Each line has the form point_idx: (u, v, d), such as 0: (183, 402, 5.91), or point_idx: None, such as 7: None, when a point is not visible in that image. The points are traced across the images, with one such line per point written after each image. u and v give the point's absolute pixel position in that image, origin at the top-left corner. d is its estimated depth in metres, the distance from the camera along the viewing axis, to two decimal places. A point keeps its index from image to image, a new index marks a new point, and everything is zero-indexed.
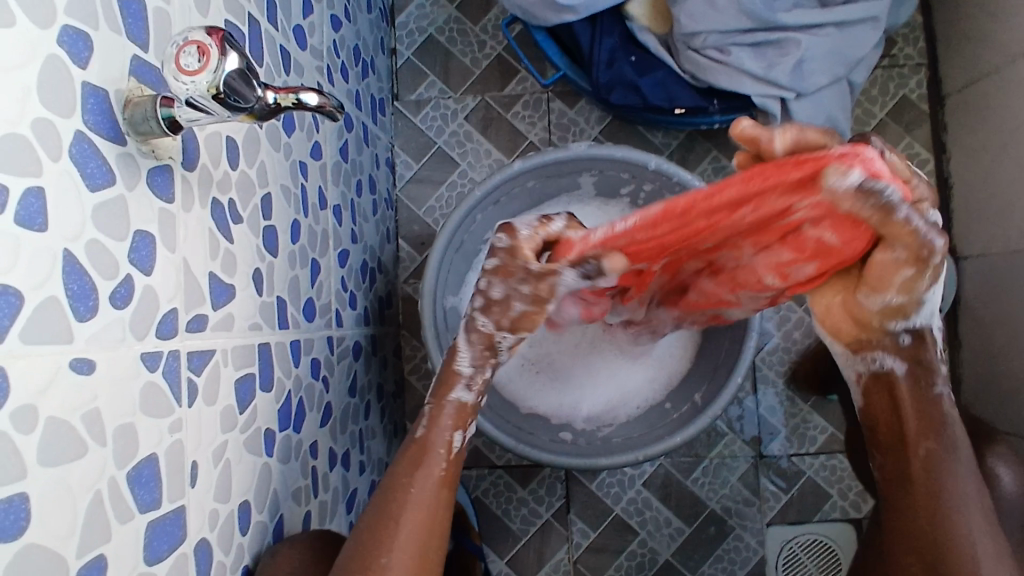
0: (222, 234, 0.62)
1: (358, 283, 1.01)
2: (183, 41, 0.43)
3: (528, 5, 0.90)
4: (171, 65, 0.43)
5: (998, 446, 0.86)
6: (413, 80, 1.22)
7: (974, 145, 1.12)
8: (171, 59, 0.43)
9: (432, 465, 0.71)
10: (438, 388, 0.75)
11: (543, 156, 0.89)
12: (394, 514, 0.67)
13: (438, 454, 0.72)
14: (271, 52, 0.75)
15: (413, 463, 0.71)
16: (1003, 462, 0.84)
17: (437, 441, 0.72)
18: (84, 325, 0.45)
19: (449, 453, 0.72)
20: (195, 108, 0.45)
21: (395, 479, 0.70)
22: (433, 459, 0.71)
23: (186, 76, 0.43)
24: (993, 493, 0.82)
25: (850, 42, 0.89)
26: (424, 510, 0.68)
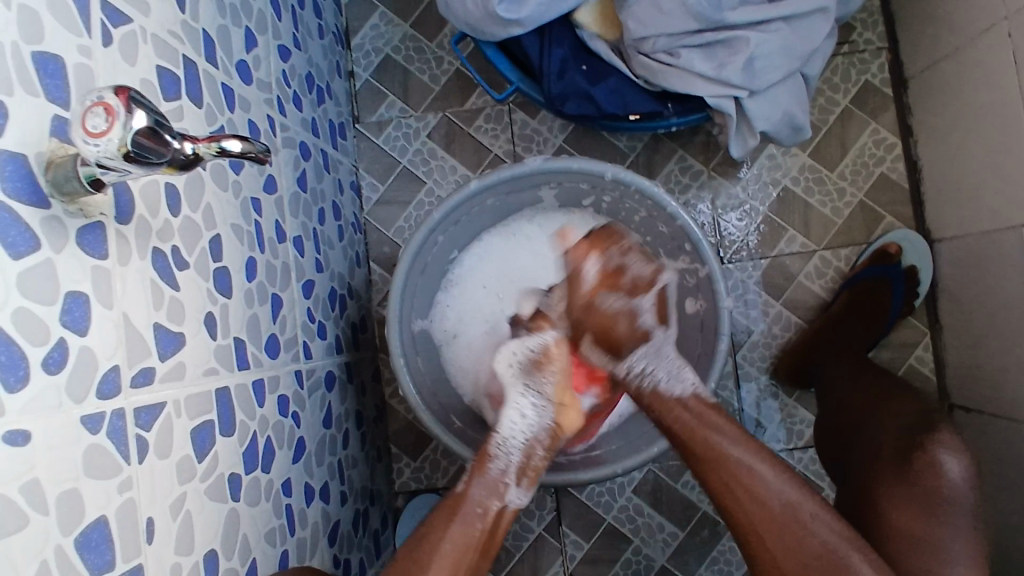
0: (167, 283, 0.61)
1: (327, 312, 1.00)
2: (91, 102, 0.43)
3: (474, 22, 0.90)
4: (78, 128, 0.42)
5: (945, 434, 0.84)
6: (373, 101, 1.21)
7: (938, 126, 1.12)
8: (78, 121, 0.43)
9: (467, 521, 0.78)
10: (477, 461, 0.82)
11: (499, 174, 0.88)
12: (424, 562, 0.74)
13: (474, 511, 0.78)
14: (211, 91, 0.74)
15: (449, 516, 0.78)
16: (948, 450, 0.82)
17: (473, 500, 0.79)
18: (15, 396, 0.44)
19: (487, 514, 0.79)
20: (110, 168, 0.44)
21: (431, 530, 0.77)
22: (470, 513, 0.78)
23: (95, 138, 0.42)
24: (940, 486, 0.81)
25: (800, 36, 0.88)
26: (458, 551, 0.76)
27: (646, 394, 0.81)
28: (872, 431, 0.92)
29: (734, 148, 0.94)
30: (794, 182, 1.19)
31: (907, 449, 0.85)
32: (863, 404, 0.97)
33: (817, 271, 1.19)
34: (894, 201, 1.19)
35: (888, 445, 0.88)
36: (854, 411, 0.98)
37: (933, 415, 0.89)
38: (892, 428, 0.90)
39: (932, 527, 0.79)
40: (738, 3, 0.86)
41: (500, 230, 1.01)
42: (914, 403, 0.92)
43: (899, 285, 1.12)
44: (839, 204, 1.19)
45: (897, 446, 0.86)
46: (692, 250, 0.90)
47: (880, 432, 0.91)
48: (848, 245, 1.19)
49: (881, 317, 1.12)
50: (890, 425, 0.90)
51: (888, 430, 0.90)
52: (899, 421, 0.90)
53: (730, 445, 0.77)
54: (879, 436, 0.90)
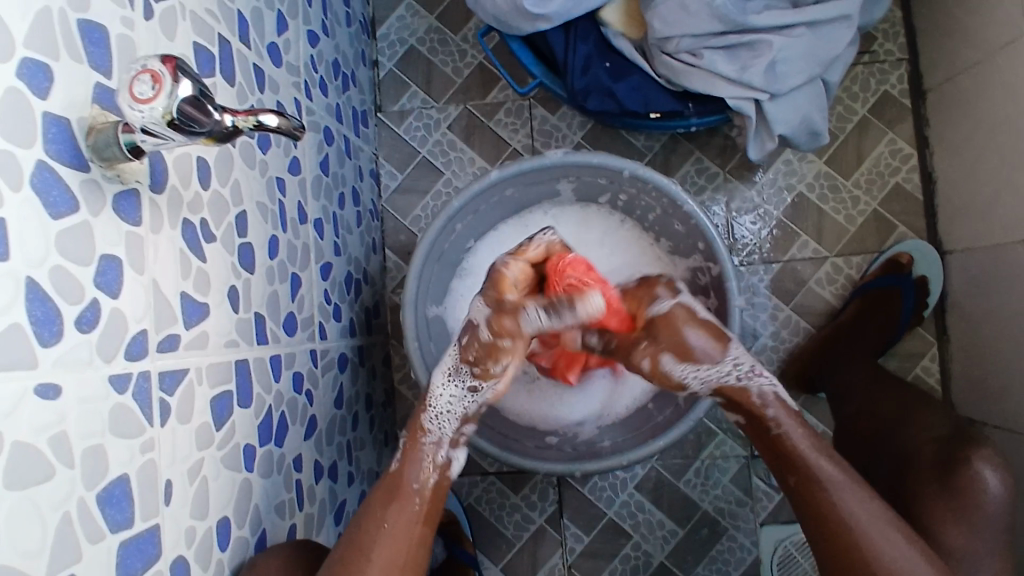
0: (195, 254, 0.63)
1: (342, 294, 1.01)
2: (138, 70, 0.45)
3: (501, 15, 0.91)
4: (126, 93, 0.44)
5: (984, 449, 0.86)
6: (395, 91, 1.23)
7: (956, 139, 1.12)
8: (126, 87, 0.44)
9: (405, 501, 0.76)
10: (413, 424, 0.81)
11: (519, 165, 0.90)
12: (366, 547, 0.71)
13: (412, 489, 0.77)
14: (243, 71, 0.75)
15: (389, 502, 0.75)
16: (989, 465, 0.85)
17: (410, 478, 0.77)
18: (49, 349, 0.45)
19: (424, 490, 0.77)
20: (153, 135, 0.46)
21: (371, 513, 0.75)
22: (409, 494, 0.76)
23: (141, 104, 0.44)
24: (979, 500, 0.83)
25: (823, 42, 0.89)
26: (400, 533, 0.73)
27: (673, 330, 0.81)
28: (903, 437, 0.94)
29: (752, 151, 0.95)
30: (809, 189, 1.20)
31: (946, 460, 0.87)
32: (891, 414, 0.98)
33: (828, 278, 1.19)
34: (908, 212, 1.20)
35: (924, 453, 0.90)
36: (879, 415, 0.99)
37: (970, 429, 0.90)
38: (924, 440, 0.91)
39: (970, 539, 0.81)
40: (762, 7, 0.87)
41: (516, 222, 1.02)
42: (943, 417, 0.93)
43: (911, 295, 1.12)
44: (852, 212, 1.20)
45: (933, 455, 0.88)
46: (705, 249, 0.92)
47: (916, 439, 0.92)
48: (860, 253, 1.19)
49: (890, 327, 1.13)
50: (921, 437, 0.92)
51: (925, 437, 0.91)
52: (931, 434, 0.92)
53: (798, 437, 0.78)
54: (912, 445, 0.92)
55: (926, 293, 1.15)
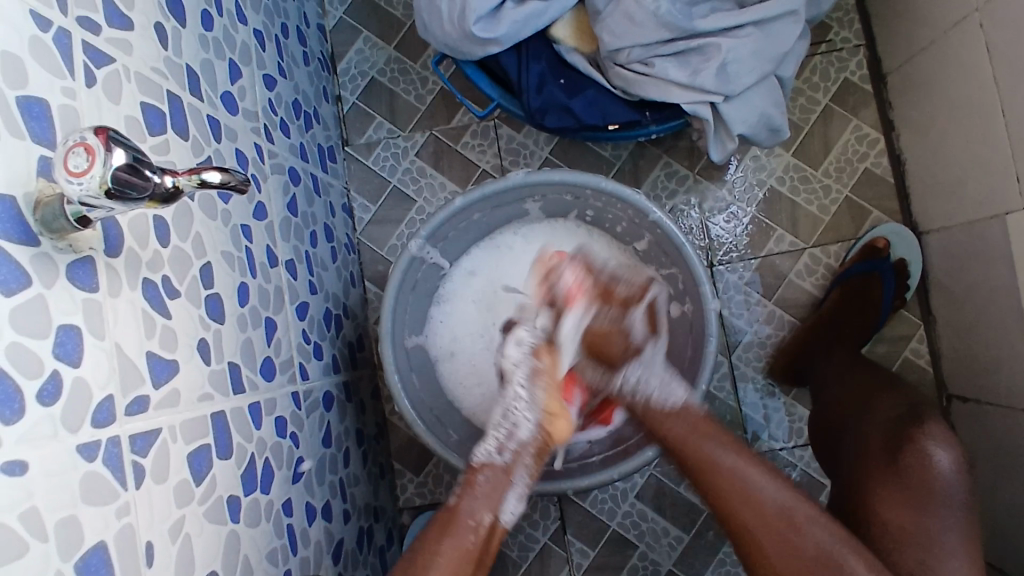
0: (159, 312, 0.63)
1: (322, 332, 1.01)
2: (71, 142, 0.45)
3: (452, 42, 0.92)
4: (60, 168, 0.44)
5: (931, 427, 0.86)
6: (361, 123, 1.24)
7: (919, 120, 1.13)
8: (59, 162, 0.44)
9: (461, 536, 0.79)
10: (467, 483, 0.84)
11: (482, 189, 0.90)
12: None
13: (468, 524, 0.80)
14: (197, 123, 0.76)
15: (440, 530, 0.80)
16: (937, 442, 0.84)
17: (467, 512, 0.81)
18: (12, 427, 0.46)
19: (480, 527, 0.81)
20: (92, 205, 0.46)
21: (426, 544, 0.79)
22: (462, 529, 0.80)
23: (76, 177, 0.44)
24: (931, 478, 0.82)
25: (772, 40, 0.89)
26: (457, 560, 0.78)
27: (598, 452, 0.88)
28: (861, 425, 0.93)
29: (714, 153, 0.95)
30: (779, 182, 1.20)
31: (897, 441, 0.86)
32: (854, 401, 0.97)
33: (808, 269, 1.19)
34: (880, 196, 1.20)
35: (878, 438, 0.89)
36: (842, 405, 0.99)
37: (923, 408, 0.90)
38: (876, 424, 0.91)
39: (921, 518, 0.81)
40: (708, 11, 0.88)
41: (489, 243, 1.03)
42: (899, 398, 0.93)
43: (889, 279, 1.12)
44: (825, 201, 1.20)
45: (886, 439, 0.88)
46: (676, 257, 0.92)
47: (868, 425, 0.92)
48: (837, 241, 1.19)
49: (873, 313, 1.13)
50: (874, 420, 0.92)
51: (878, 422, 0.91)
52: (885, 417, 0.91)
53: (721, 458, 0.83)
54: (864, 432, 0.92)
55: (905, 275, 1.15)
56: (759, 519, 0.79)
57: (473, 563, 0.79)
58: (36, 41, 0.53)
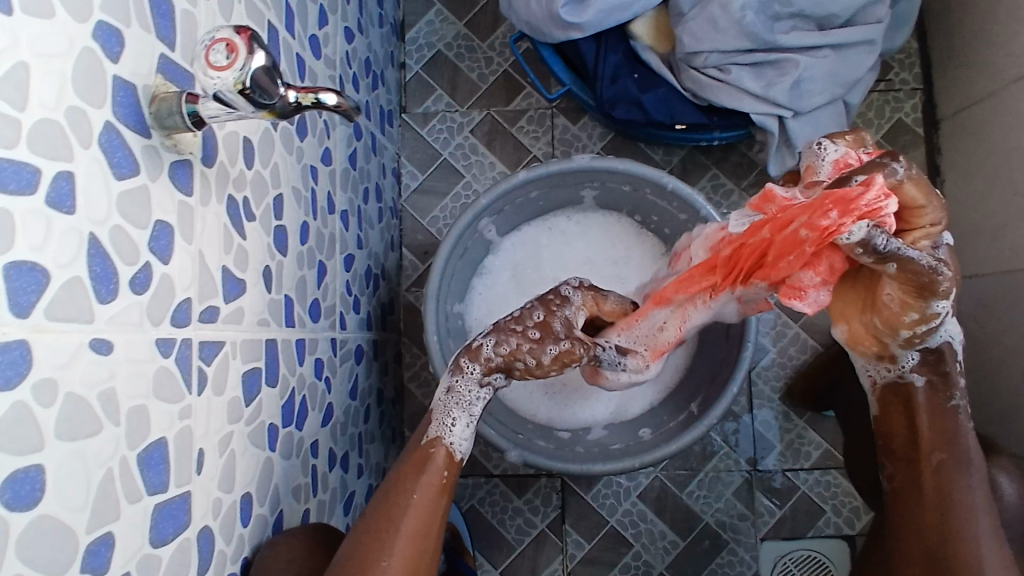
0: (236, 230, 0.64)
1: (362, 288, 1.02)
2: (211, 39, 0.46)
3: (535, 22, 0.94)
4: (200, 61, 0.45)
5: (1003, 460, 0.89)
6: (421, 94, 1.25)
7: (969, 167, 1.15)
8: (200, 55, 0.45)
9: (433, 471, 0.72)
10: (410, 455, 0.74)
11: (546, 167, 0.91)
12: (393, 516, 0.68)
13: (439, 462, 0.73)
14: (287, 58, 0.78)
15: (411, 473, 0.72)
16: (1006, 475, 0.87)
17: (437, 453, 0.73)
18: (105, 307, 0.46)
19: (448, 459, 0.73)
20: (226, 104, 0.47)
21: (398, 484, 0.71)
22: (435, 463, 0.73)
23: (215, 71, 0.45)
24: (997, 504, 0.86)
25: (846, 65, 0.92)
26: (428, 503, 0.70)
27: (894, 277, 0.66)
28: None
29: (773, 167, 0.96)
30: None
31: None
32: None
33: None
34: None
35: None
36: None
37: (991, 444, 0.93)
38: None
39: None
40: (790, 28, 0.91)
41: (539, 224, 1.04)
42: None
43: None
44: None
45: None
46: None
47: None
48: None
49: None
50: None
51: None
52: None
53: (971, 493, 0.72)
54: None
55: None
56: (918, 526, 0.74)
57: (446, 495, 0.72)
58: None
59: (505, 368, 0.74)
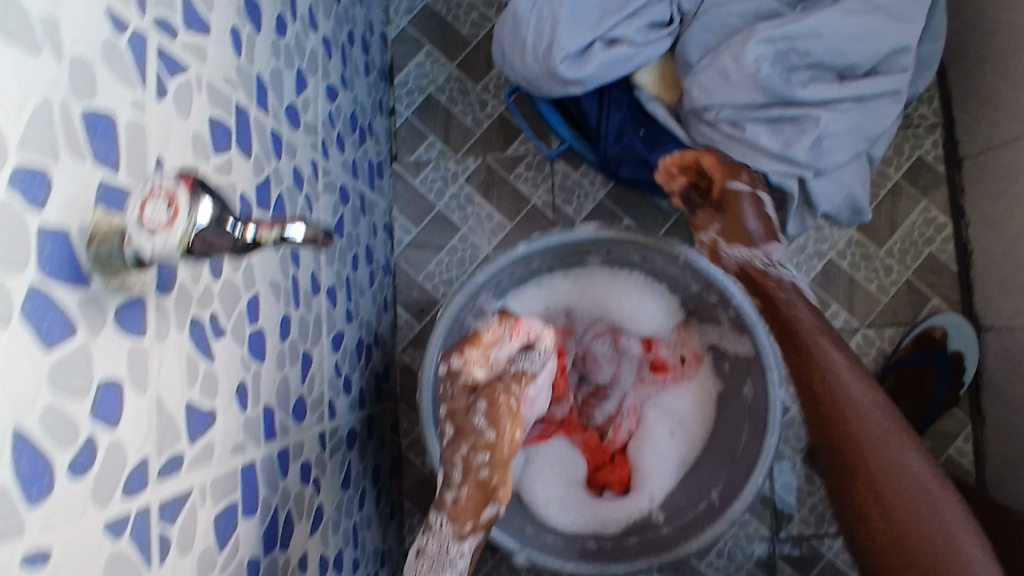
0: (204, 355, 0.56)
1: (354, 364, 0.95)
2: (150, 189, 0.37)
3: (532, 77, 0.87)
4: (132, 214, 0.36)
5: None
6: (412, 141, 1.17)
7: (993, 211, 1.08)
8: (132, 207, 0.37)
9: None
10: None
11: (548, 238, 0.83)
12: None
13: None
14: (261, 139, 0.70)
15: None
16: None
17: None
18: (36, 510, 0.38)
19: None
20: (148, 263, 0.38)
21: None
22: None
23: (156, 232, 0.37)
24: None
25: (868, 119, 0.86)
26: None
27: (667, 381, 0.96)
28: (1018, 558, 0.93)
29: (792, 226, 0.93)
30: (840, 255, 1.15)
31: None
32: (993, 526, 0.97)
33: (859, 350, 1.15)
34: (942, 283, 1.15)
35: None
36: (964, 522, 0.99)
37: None
38: None
39: None
40: (808, 79, 0.86)
41: (543, 286, 0.94)
42: None
43: (944, 372, 1.11)
44: (885, 282, 1.15)
45: None
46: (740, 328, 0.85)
47: None
48: (891, 324, 1.15)
49: (923, 403, 1.12)
50: None
51: None
52: None
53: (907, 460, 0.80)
54: None
55: (961, 369, 1.11)
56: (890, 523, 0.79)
57: None
58: (112, 49, 0.48)
59: (485, 493, 0.77)
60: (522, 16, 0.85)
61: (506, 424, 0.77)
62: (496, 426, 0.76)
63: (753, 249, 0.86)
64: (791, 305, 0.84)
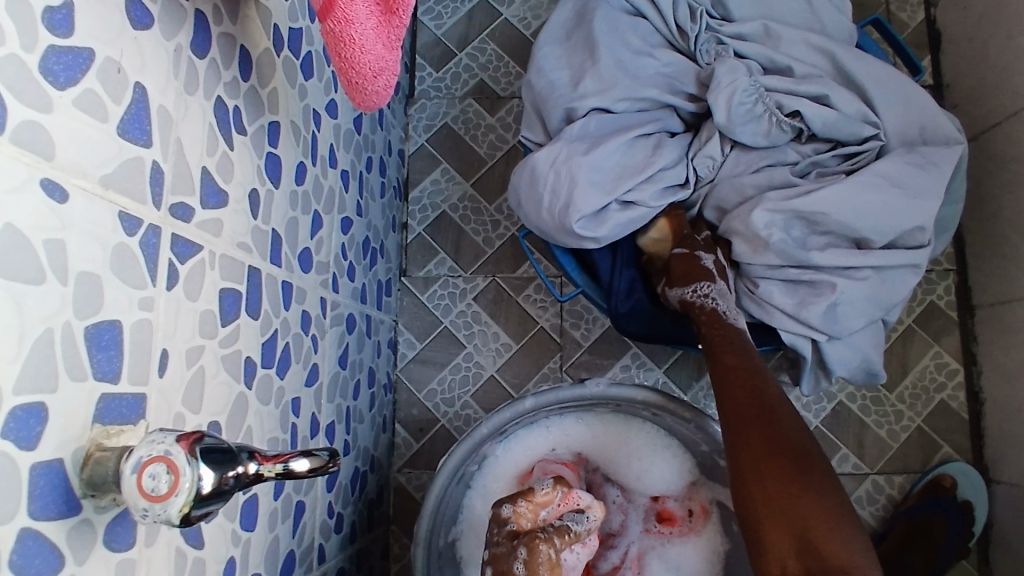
0: (193, 544, 0.54)
1: (347, 499, 0.92)
2: (140, 461, 0.37)
3: (545, 227, 0.91)
4: (132, 492, 0.36)
5: None
6: (422, 256, 1.18)
7: (1008, 365, 1.08)
8: (130, 485, 0.36)
9: None
10: None
11: (558, 392, 0.83)
12: None
13: None
14: (271, 294, 0.70)
15: None
16: None
17: None
18: None
19: None
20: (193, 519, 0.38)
21: None
22: None
23: (159, 501, 0.36)
24: None
25: (889, 290, 0.90)
26: None
27: (673, 528, 0.92)
28: None
29: (806, 385, 0.96)
30: (850, 398, 1.16)
31: None
32: None
33: (868, 497, 1.14)
34: (952, 430, 1.15)
35: None
36: None
37: None
38: None
39: None
40: (827, 245, 0.91)
41: (553, 430, 0.93)
42: None
43: (955, 522, 1.08)
44: (896, 426, 1.15)
45: None
46: None
47: None
48: (902, 472, 1.14)
49: (936, 556, 1.08)
50: None
51: None
52: None
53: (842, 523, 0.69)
54: None
55: (971, 518, 1.09)
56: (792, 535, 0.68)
57: None
58: (121, 254, 0.47)
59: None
60: (541, 171, 0.90)
61: (544, 573, 0.74)
62: (534, 575, 0.74)
63: (715, 291, 0.89)
64: (724, 356, 0.85)
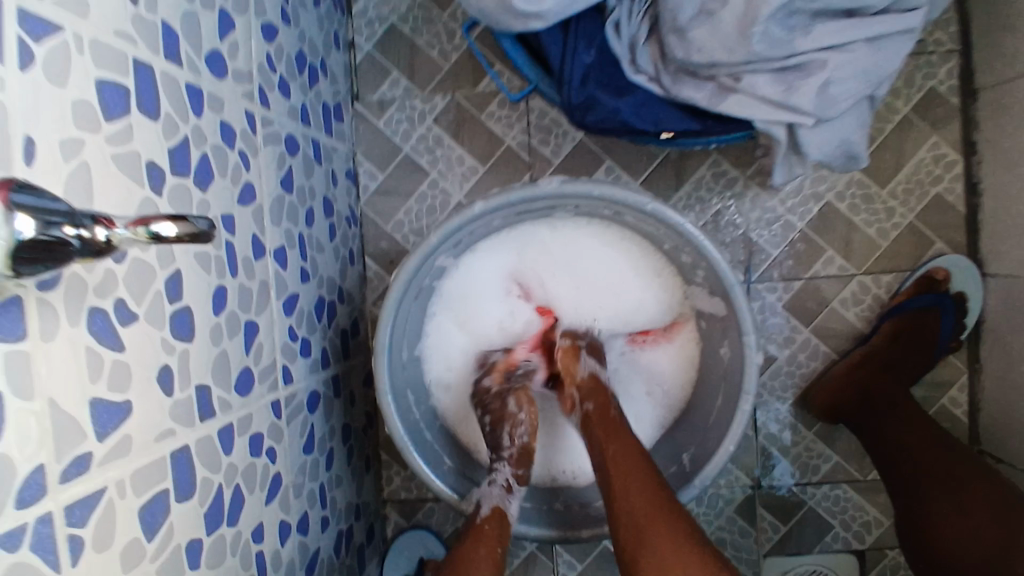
0: (109, 346, 0.52)
1: (313, 325, 0.91)
2: None
3: (488, 11, 0.81)
4: None
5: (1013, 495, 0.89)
6: (374, 77, 1.08)
7: (1013, 148, 0.99)
8: None
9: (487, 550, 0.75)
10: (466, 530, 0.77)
11: (508, 197, 0.78)
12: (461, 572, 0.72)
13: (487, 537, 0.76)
14: (172, 95, 0.63)
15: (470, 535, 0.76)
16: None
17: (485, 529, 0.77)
18: None
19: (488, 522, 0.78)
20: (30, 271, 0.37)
21: None
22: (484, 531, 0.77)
23: None
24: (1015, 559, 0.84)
25: (879, 61, 0.80)
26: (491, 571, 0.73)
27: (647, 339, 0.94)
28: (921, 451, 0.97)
29: (778, 174, 0.89)
30: (838, 198, 1.09)
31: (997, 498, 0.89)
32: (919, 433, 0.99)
33: (853, 298, 1.11)
34: (946, 226, 1.09)
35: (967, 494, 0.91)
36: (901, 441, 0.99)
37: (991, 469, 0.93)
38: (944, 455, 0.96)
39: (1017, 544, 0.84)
40: (813, 21, 0.79)
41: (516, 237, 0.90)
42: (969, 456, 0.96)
43: (948, 316, 1.05)
44: (886, 224, 1.09)
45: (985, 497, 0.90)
46: (709, 275, 0.82)
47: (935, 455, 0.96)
48: (890, 271, 1.10)
49: (925, 352, 1.06)
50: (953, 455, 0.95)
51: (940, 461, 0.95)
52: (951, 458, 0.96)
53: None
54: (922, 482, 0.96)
55: (964, 310, 1.07)
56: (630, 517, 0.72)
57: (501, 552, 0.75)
58: None
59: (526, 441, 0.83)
60: None
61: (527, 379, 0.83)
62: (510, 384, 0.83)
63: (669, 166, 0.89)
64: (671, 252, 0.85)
